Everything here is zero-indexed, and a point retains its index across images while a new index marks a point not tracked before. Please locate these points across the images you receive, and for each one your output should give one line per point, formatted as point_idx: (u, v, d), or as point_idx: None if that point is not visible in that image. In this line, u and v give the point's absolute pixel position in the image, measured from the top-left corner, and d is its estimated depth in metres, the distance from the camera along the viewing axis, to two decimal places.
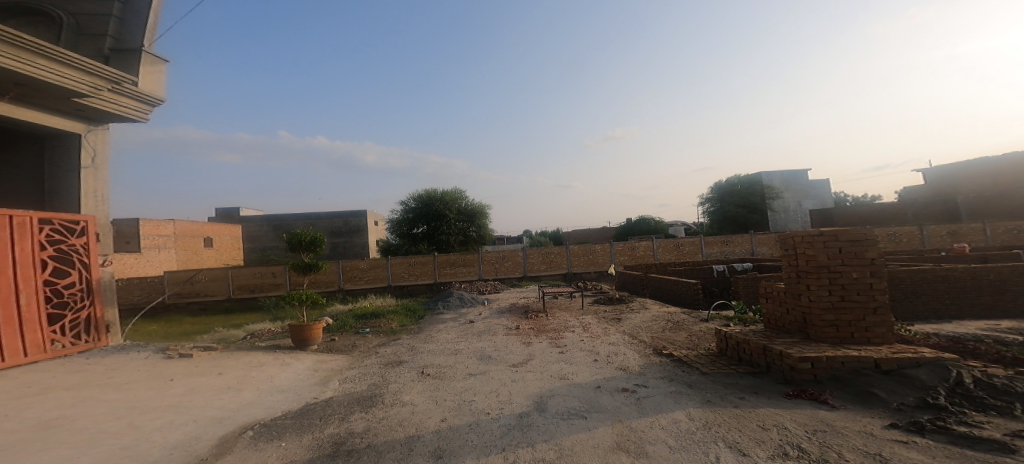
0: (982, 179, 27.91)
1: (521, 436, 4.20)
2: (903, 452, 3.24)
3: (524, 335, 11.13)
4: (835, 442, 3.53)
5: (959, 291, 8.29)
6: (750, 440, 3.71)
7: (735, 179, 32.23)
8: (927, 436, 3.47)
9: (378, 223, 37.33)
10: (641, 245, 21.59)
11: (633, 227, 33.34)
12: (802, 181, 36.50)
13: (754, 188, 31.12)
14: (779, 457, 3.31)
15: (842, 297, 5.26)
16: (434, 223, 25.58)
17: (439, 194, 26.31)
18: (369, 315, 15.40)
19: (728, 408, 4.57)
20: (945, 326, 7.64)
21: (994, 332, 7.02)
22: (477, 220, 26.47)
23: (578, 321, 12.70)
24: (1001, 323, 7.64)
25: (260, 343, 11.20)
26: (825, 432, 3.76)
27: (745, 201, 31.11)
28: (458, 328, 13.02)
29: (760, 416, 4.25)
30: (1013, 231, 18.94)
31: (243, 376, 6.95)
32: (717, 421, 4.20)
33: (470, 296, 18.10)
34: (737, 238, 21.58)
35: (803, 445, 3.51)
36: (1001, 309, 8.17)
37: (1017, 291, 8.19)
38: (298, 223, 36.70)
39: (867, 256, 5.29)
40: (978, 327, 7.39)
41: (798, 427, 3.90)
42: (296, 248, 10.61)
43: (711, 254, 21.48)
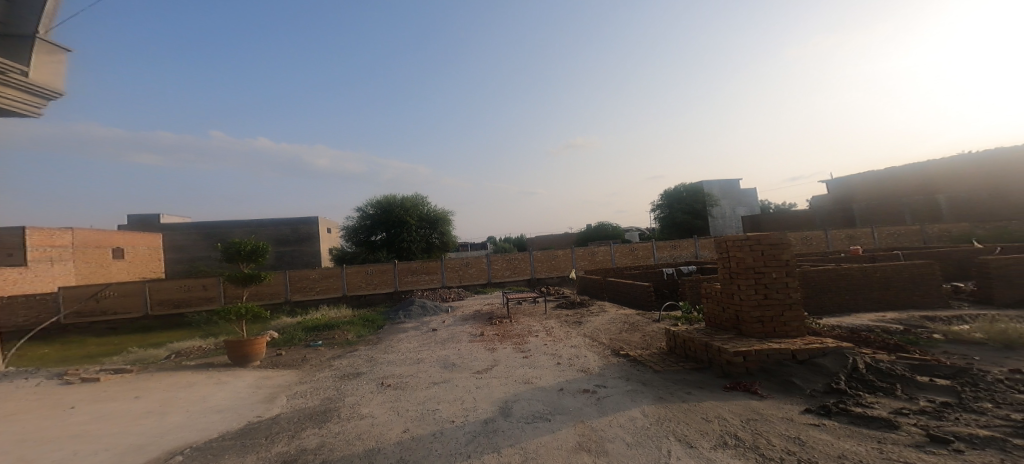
0: (871, 190, 32.29)
1: (486, 442, 4.34)
2: (815, 434, 3.80)
3: (488, 341, 11.23)
4: (764, 428, 4.06)
5: (855, 288, 9.60)
6: (696, 432, 4.15)
7: (681, 187, 34.57)
8: (833, 418, 4.10)
9: (330, 231, 35.70)
10: (600, 250, 22.47)
11: (590, 233, 34.61)
12: (735, 190, 39.97)
13: (697, 196, 33.58)
14: (720, 446, 3.75)
15: (766, 295, 5.98)
16: (394, 230, 25.02)
17: (399, 200, 25.79)
18: (322, 326, 14.70)
19: (677, 403, 5.03)
20: (847, 318, 8.84)
21: (883, 322, 8.22)
22: (440, 226, 26.14)
23: (542, 325, 13.03)
24: (889, 314, 8.95)
25: (190, 362, 10.30)
26: (756, 420, 4.29)
27: (690, 208, 33.49)
28: (421, 336, 12.83)
29: (704, 408, 4.74)
30: (897, 235, 22.11)
31: (169, 398, 6.47)
32: (668, 416, 4.63)
33: (432, 304, 17.84)
34: (683, 242, 23.11)
35: (739, 434, 4.00)
36: (889, 301, 9.53)
37: (900, 286, 9.58)
38: (236, 231, 34.12)
39: (782, 257, 6.04)
40: (871, 318, 8.61)
41: (734, 417, 4.41)
42: (235, 258, 9.86)
43: (662, 257, 22.85)
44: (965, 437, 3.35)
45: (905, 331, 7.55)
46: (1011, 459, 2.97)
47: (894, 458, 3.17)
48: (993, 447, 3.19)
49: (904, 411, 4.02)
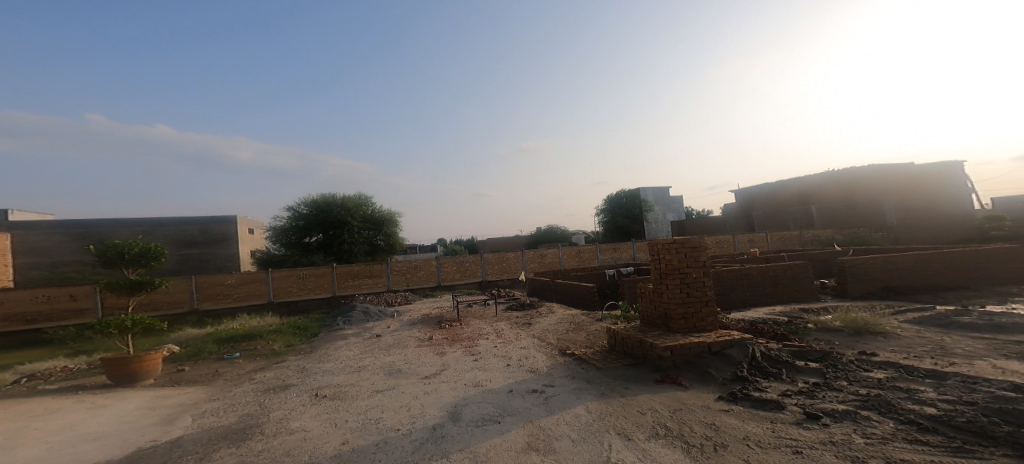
0: (759, 196, 35.62)
1: (435, 449, 3.82)
2: (727, 419, 4.09)
3: (437, 345, 9.95)
4: (685, 416, 4.30)
5: (750, 286, 10.62)
6: (632, 424, 4.18)
7: (622, 193, 36.43)
8: (739, 403, 4.50)
9: (251, 232, 32.23)
10: (549, 252, 23.01)
11: (539, 236, 35.33)
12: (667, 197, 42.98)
13: (636, 201, 35.55)
14: (653, 436, 3.81)
15: (688, 293, 6.46)
16: (334, 231, 23.50)
17: (340, 199, 24.34)
18: (239, 338, 13.10)
19: (616, 397, 5.08)
20: (746, 312, 9.82)
21: (772, 315, 9.17)
22: (385, 228, 25.07)
23: (491, 328, 12.20)
24: (776, 307, 10.13)
25: (53, 385, 8.28)
26: (682, 409, 4.50)
27: (631, 213, 35.35)
28: (363, 343, 11.43)
29: (639, 401, 4.87)
30: (783, 238, 24.94)
31: (16, 429, 5.16)
32: (609, 411, 4.59)
33: (375, 309, 16.94)
34: (623, 245, 24.36)
35: (668, 424, 4.13)
36: (776, 297, 10.71)
37: (782, 283, 10.79)
38: (124, 231, 28.86)
39: (700, 258, 6.54)
40: (763, 313, 9.57)
41: (664, 408, 4.59)
42: (113, 262, 7.25)
43: (605, 260, 23.86)
44: (830, 413, 3.86)
45: (787, 321, 8.41)
46: (860, 429, 3.48)
47: (784, 435, 3.54)
48: (849, 418, 3.73)
49: (789, 392, 4.57)
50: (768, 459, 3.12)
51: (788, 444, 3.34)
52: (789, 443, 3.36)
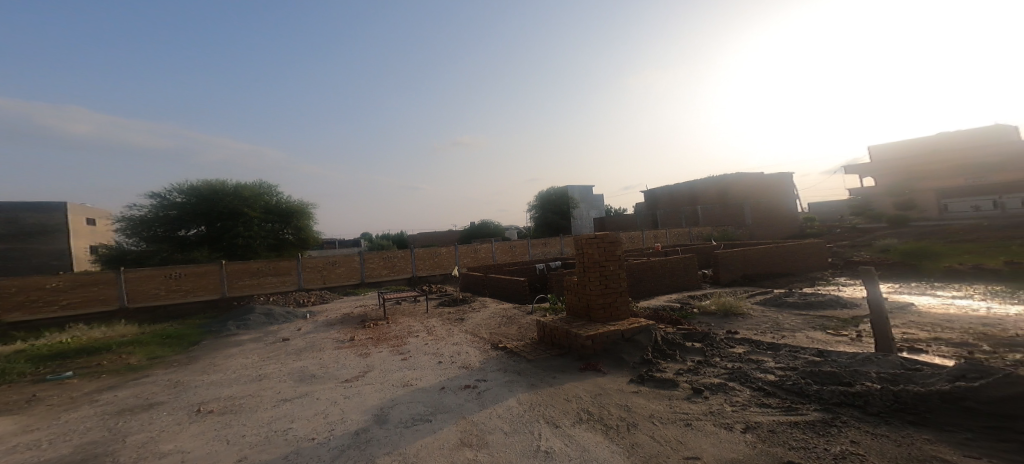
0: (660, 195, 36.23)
1: (359, 455, 3.15)
2: (639, 401, 3.86)
3: (361, 346, 6.83)
4: (604, 400, 3.96)
5: (645, 277, 9.74)
6: (558, 411, 3.79)
7: (552, 189, 37.58)
8: (646, 384, 4.28)
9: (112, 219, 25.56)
10: (482, 247, 22.41)
11: (474, 231, 34.98)
12: (591, 196, 45.07)
13: (564, 198, 36.75)
14: (581, 423, 3.48)
15: (607, 286, 5.59)
16: (229, 223, 20.29)
17: (236, 189, 21.43)
18: (71, 351, 8.00)
19: (543, 388, 4.42)
20: (651, 300, 9.13)
21: (667, 303, 8.66)
22: (292, 222, 22.58)
23: (423, 325, 8.64)
24: (684, 292, 10.01)
25: None
26: (602, 394, 4.11)
27: (559, 210, 36.58)
28: (268, 349, 7.61)
29: (564, 390, 4.29)
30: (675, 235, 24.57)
31: None
32: (539, 400, 4.08)
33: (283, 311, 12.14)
34: (553, 240, 24.62)
35: (590, 408, 3.80)
36: (677, 286, 10.17)
37: (674, 272, 10.15)
38: None
39: (616, 250, 5.60)
40: (660, 301, 8.90)
41: (586, 394, 4.14)
42: None
43: (536, 254, 23.80)
44: (711, 387, 3.96)
45: (681, 307, 8.12)
46: (733, 399, 3.64)
47: (680, 412, 3.53)
48: (723, 390, 3.87)
49: (684, 371, 4.51)
50: (667, 434, 3.13)
51: (683, 418, 3.39)
52: (681, 416, 3.43)
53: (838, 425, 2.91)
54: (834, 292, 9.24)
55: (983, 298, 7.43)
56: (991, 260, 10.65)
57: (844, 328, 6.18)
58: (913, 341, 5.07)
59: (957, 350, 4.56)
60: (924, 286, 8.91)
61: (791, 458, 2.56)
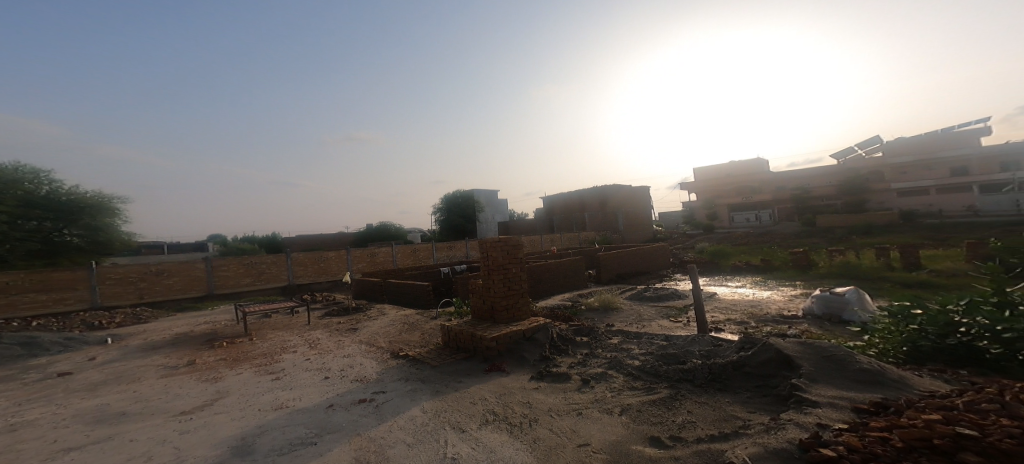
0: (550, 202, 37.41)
1: None
2: (539, 397, 3.53)
3: (209, 369, 5.15)
4: (508, 399, 3.55)
5: (536, 280, 9.61)
6: (465, 414, 3.26)
7: (458, 192, 36.84)
8: (545, 380, 3.96)
9: None
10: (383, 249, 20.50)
11: (372, 233, 32.82)
12: (496, 201, 45.48)
13: (470, 201, 36.20)
14: (488, 425, 3.01)
15: (511, 288, 5.23)
16: None
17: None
18: None
19: (447, 393, 3.81)
20: (552, 300, 9.07)
21: (560, 301, 8.68)
22: (85, 218, 12.38)
23: (300, 339, 6.92)
24: (582, 291, 10.12)
25: None
26: (508, 393, 3.68)
27: (465, 213, 35.96)
28: (53, 383, 4.97)
29: (468, 393, 3.75)
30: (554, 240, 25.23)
31: None
32: (446, 405, 3.47)
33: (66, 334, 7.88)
34: (458, 243, 23.65)
35: (496, 409, 3.34)
36: (569, 284, 10.36)
37: (563, 273, 10.24)
38: None
39: (520, 255, 5.34)
40: (555, 301, 8.85)
41: (492, 395, 3.66)
42: None
43: (440, 257, 22.59)
44: (601, 376, 3.80)
45: (572, 305, 8.18)
46: (619, 385, 3.52)
47: (575, 403, 3.30)
48: (611, 377, 3.74)
49: (578, 363, 4.30)
50: (564, 425, 2.87)
51: (576, 407, 3.18)
52: (575, 406, 3.22)
53: (680, 400, 2.97)
54: (675, 285, 10.30)
55: (753, 286, 8.29)
56: (761, 256, 11.94)
57: (681, 315, 6.95)
58: (714, 322, 5.70)
59: (741, 328, 5.24)
60: (721, 277, 9.98)
61: (653, 434, 2.51)
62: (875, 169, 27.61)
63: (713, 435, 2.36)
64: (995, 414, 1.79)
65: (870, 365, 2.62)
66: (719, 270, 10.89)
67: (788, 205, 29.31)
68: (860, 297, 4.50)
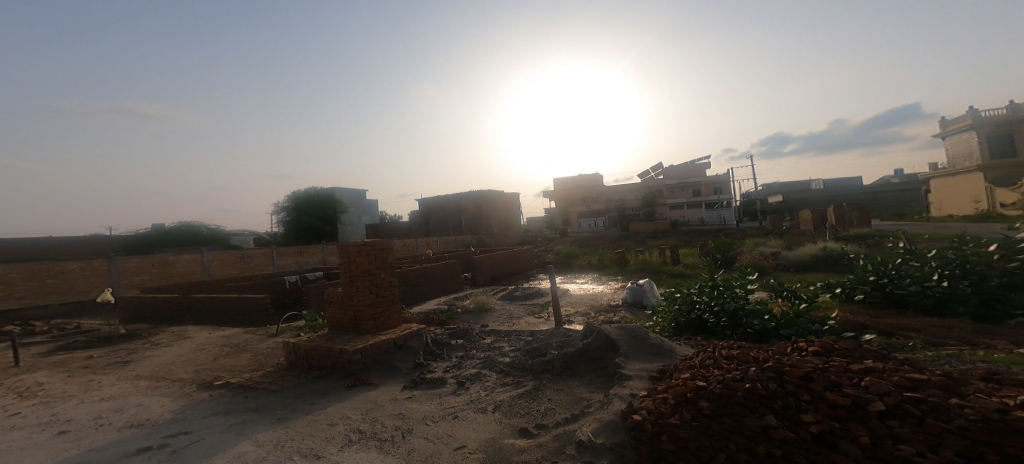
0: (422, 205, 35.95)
1: None
2: (413, 406, 2.87)
3: None
4: (376, 414, 2.74)
5: (410, 283, 9.20)
6: (318, 439, 2.39)
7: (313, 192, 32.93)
8: (420, 387, 3.28)
9: None
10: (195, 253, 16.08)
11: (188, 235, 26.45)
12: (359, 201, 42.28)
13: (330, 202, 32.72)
14: (353, 447, 2.26)
15: (377, 294, 4.37)
16: None
17: None
18: None
19: (296, 418, 2.76)
20: (424, 305, 8.74)
21: (438, 306, 8.51)
22: None
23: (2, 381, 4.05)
24: (454, 295, 10.04)
25: None
26: (374, 407, 2.89)
27: (323, 214, 32.30)
28: None
29: (324, 414, 2.78)
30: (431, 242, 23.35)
31: None
32: (294, 433, 2.47)
33: None
34: None
35: (361, 426, 2.56)
36: (442, 287, 10.28)
37: (437, 273, 10.19)
38: None
39: (390, 257, 4.51)
40: (431, 306, 8.63)
41: (357, 412, 2.80)
42: None
43: None
44: (476, 376, 3.38)
45: (448, 308, 8.07)
46: (487, 383, 3.24)
47: (450, 406, 2.81)
48: (485, 376, 3.38)
49: (454, 366, 3.76)
50: (436, 430, 2.40)
51: (452, 411, 2.70)
52: (451, 410, 2.74)
53: (543, 390, 2.89)
54: (538, 284, 11.15)
55: (593, 281, 9.63)
56: (603, 256, 13.82)
57: (546, 311, 7.58)
58: (567, 316, 6.35)
59: (586, 318, 6.00)
60: (574, 274, 11.23)
61: (522, 426, 2.27)
62: (659, 187, 34.68)
63: (559, 421, 2.24)
64: (711, 365, 2.04)
65: (657, 339, 3.28)
66: (574, 269, 12.18)
67: (614, 213, 34.29)
68: (652, 286, 5.65)
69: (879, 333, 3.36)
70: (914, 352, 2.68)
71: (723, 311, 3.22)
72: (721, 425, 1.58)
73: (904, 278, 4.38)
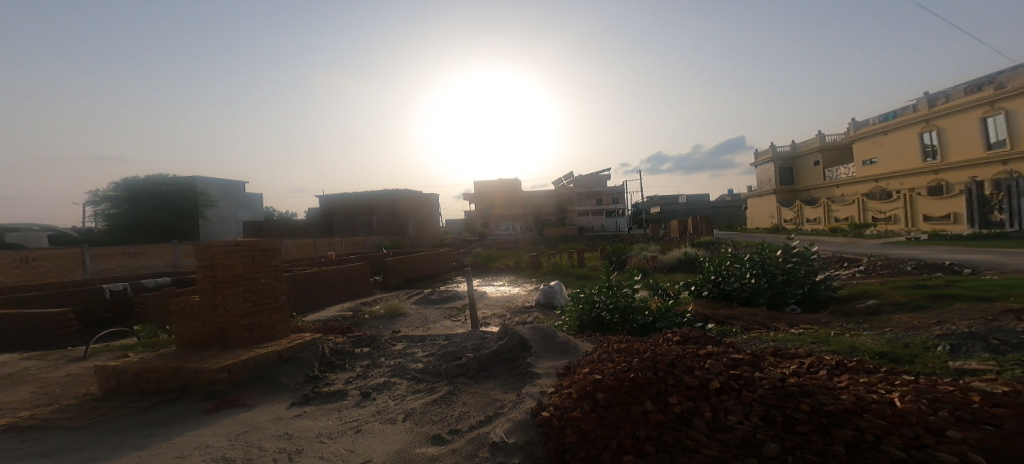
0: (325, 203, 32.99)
1: None
2: (304, 424, 2.51)
3: None
4: (250, 438, 2.25)
5: (306, 287, 8.44)
6: None
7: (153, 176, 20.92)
8: (314, 402, 2.87)
9: None
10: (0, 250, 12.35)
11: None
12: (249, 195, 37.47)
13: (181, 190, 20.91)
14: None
15: (255, 303, 3.57)
16: None
17: None
18: None
19: (113, 457, 1.99)
20: (320, 313, 8.00)
21: (341, 313, 7.97)
22: None
23: None
24: (361, 301, 9.44)
25: None
26: (249, 431, 2.33)
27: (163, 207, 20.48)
28: None
29: (171, 445, 2.12)
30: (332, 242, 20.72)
31: None
32: None
33: None
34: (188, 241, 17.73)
35: (231, 453, 2.04)
36: (345, 293, 9.64)
37: (339, 277, 9.53)
38: None
39: (273, 261, 3.76)
40: (334, 312, 8.06)
41: (223, 439, 2.20)
42: None
43: None
44: (380, 387, 3.16)
45: (352, 315, 7.61)
46: (394, 392, 3.07)
47: (353, 419, 2.58)
48: (392, 385, 3.21)
49: (356, 377, 3.36)
50: (333, 447, 2.18)
51: (355, 425, 2.48)
52: (355, 422, 2.52)
53: (457, 394, 2.89)
54: (454, 287, 11.13)
55: (510, 283, 9.89)
56: (518, 259, 14.19)
57: (463, 314, 7.62)
58: (485, 318, 6.48)
59: (504, 319, 6.18)
60: (489, 277, 11.41)
61: (435, 432, 2.21)
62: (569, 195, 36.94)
63: (474, 423, 2.23)
64: (607, 360, 2.23)
65: (563, 337, 3.49)
66: (488, 272, 12.35)
67: (530, 218, 35.83)
68: (562, 288, 6.01)
69: (716, 322, 4.02)
70: (739, 336, 3.38)
71: (616, 310, 3.59)
72: (613, 414, 1.70)
73: (735, 276, 5.33)
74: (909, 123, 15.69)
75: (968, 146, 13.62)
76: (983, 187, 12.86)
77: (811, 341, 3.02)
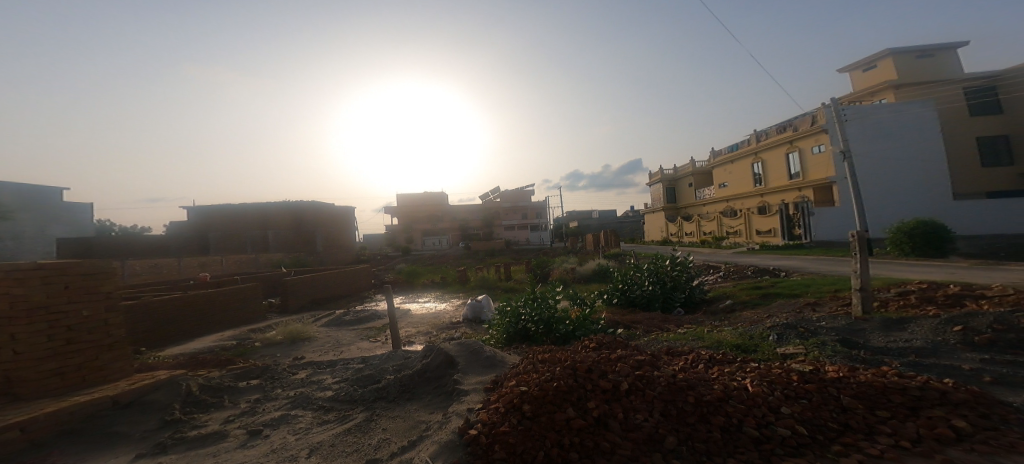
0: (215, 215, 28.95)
1: None
2: None
3: None
4: None
5: (174, 314, 7.12)
6: None
7: None
8: (171, 452, 2.37)
9: None
10: None
11: None
12: None
13: None
14: None
15: (68, 340, 2.83)
16: None
17: None
18: None
19: None
20: (191, 344, 6.80)
21: (223, 341, 6.91)
22: None
23: None
24: (256, 325, 8.39)
25: None
26: None
27: None
28: None
29: None
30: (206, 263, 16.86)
31: None
32: None
33: None
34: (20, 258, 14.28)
35: None
36: (229, 319, 8.31)
37: (224, 300, 8.26)
38: None
39: (105, 288, 3.11)
40: (212, 340, 6.98)
41: None
42: None
43: None
44: (272, 423, 2.84)
45: (240, 343, 6.73)
46: (295, 426, 2.78)
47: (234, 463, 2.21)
48: (289, 420, 2.90)
49: (234, 418, 2.89)
50: None
51: None
52: None
53: (375, 420, 2.76)
54: (374, 306, 10.56)
55: (436, 300, 9.68)
56: (443, 274, 13.91)
57: (382, 334, 7.29)
58: (408, 336, 6.27)
59: (428, 337, 6.02)
60: (414, 294, 11.03)
61: None
62: (495, 209, 37.35)
63: (398, 448, 2.15)
64: (532, 370, 2.29)
65: (490, 351, 3.50)
66: (409, 289, 11.90)
67: (458, 232, 35.94)
68: (489, 301, 6.03)
69: (624, 326, 4.33)
70: (641, 338, 3.67)
71: (541, 322, 3.69)
72: (539, 424, 1.74)
73: (636, 284, 5.81)
74: (745, 155, 18.48)
75: (780, 176, 16.37)
76: (789, 208, 15.71)
77: (691, 338, 3.39)
